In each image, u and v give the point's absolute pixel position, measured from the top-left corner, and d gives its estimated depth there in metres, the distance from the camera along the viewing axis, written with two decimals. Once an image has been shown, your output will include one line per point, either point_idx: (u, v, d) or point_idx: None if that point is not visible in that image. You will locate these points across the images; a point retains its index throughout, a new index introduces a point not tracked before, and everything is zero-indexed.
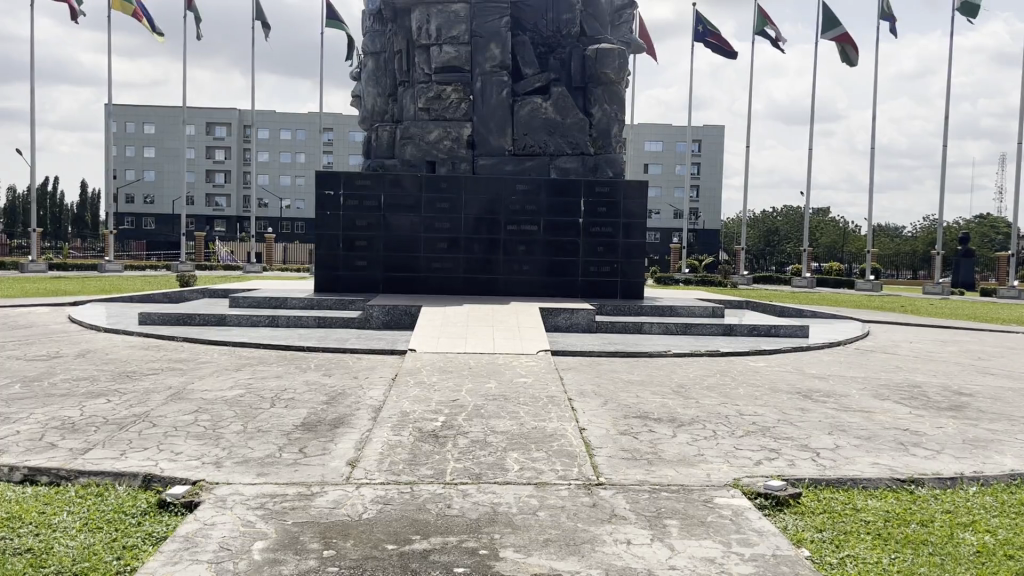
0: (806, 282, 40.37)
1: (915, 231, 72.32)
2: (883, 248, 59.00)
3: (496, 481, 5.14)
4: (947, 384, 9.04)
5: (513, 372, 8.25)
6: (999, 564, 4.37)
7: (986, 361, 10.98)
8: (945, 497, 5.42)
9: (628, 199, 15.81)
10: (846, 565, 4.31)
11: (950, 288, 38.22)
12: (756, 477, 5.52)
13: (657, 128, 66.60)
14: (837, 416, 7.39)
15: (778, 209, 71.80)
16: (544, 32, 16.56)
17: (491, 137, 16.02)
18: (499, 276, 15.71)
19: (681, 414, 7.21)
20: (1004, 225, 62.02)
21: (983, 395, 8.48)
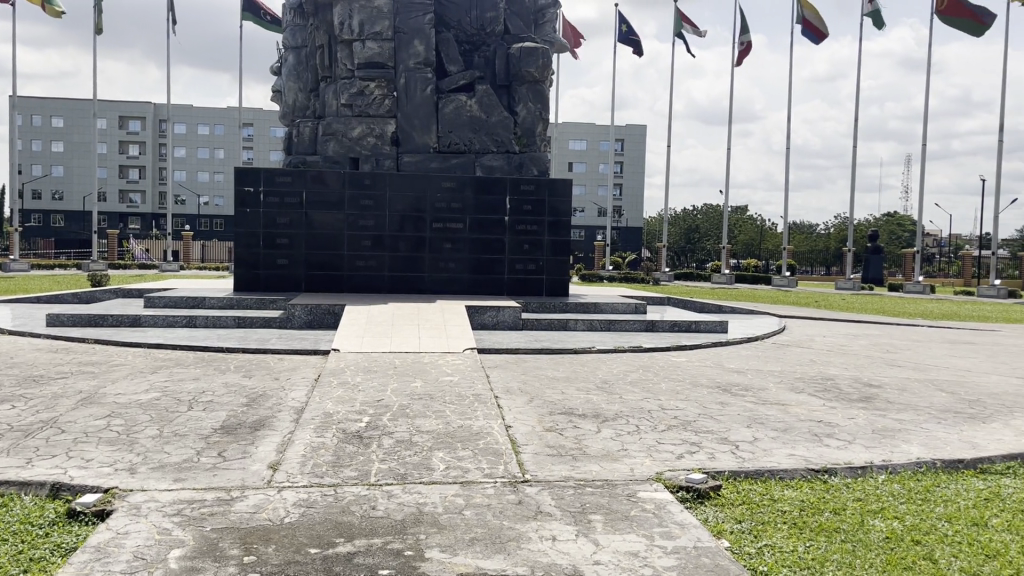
0: (726, 279, 41.33)
1: (827, 229, 75.03)
2: (797, 244, 60.92)
3: (422, 481, 5.11)
4: (858, 375, 9.42)
5: (439, 370, 8.23)
6: (908, 549, 4.57)
7: (893, 353, 11.47)
8: (856, 485, 5.65)
9: (554, 196, 15.93)
10: (764, 555, 4.43)
11: (859, 283, 39.72)
12: (678, 471, 5.63)
13: (580, 127, 67.37)
14: (756, 409, 7.60)
15: (698, 207, 73.43)
16: (468, 30, 16.51)
17: (415, 133, 15.92)
18: (424, 274, 15.62)
19: (605, 410, 7.30)
20: (909, 223, 65.01)
21: (891, 386, 8.86)
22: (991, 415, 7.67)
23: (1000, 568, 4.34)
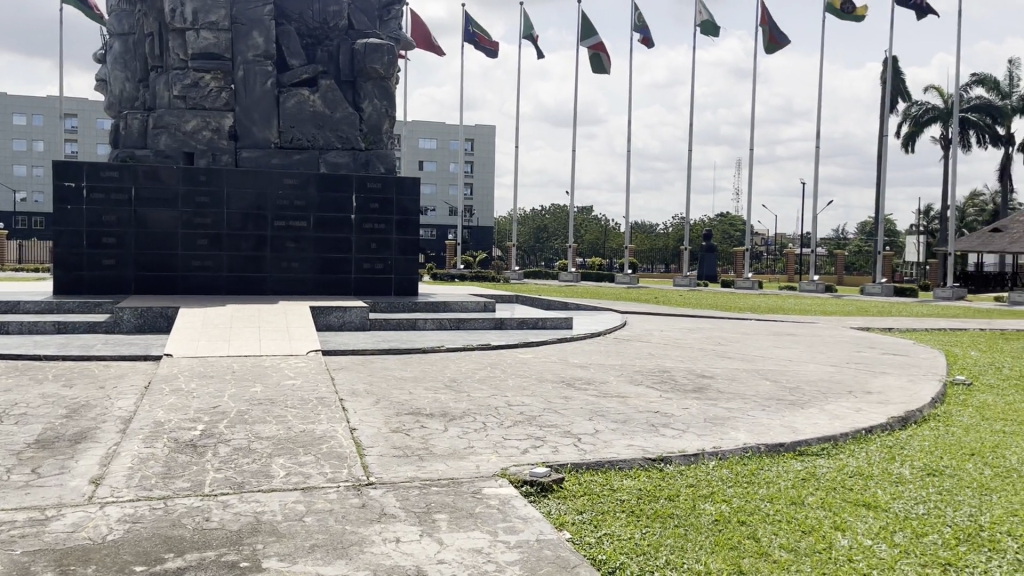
0: (572, 277, 42.48)
1: (667, 229, 78.74)
2: (639, 243, 63.47)
3: (261, 489, 4.93)
4: (692, 367, 9.93)
5: (281, 374, 7.97)
6: (735, 530, 4.85)
7: (724, 345, 12.18)
8: (689, 472, 5.94)
9: (401, 194, 15.81)
10: (603, 543, 4.58)
11: (696, 280, 41.85)
12: (522, 466, 5.72)
13: (429, 125, 67.28)
14: (598, 402, 7.84)
15: (546, 207, 75.09)
16: (310, 23, 16.09)
17: (255, 128, 15.37)
18: (266, 275, 15.10)
19: (452, 408, 7.31)
20: (740, 223, 69.25)
21: (721, 376, 9.40)
22: (809, 401, 8.29)
23: (814, 542, 4.70)
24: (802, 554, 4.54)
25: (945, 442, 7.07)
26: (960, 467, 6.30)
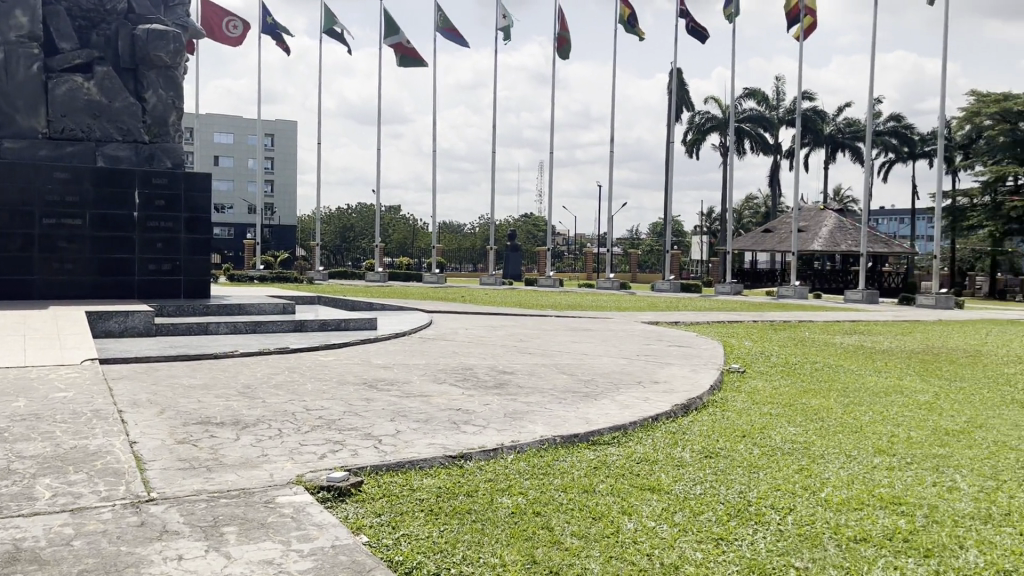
0: (379, 277, 42.08)
1: (473, 229, 79.93)
2: (446, 242, 63.98)
3: (22, 514, 4.47)
4: (493, 364, 10.14)
5: (50, 386, 7.28)
6: (529, 521, 5.00)
7: (525, 342, 12.55)
8: (488, 467, 6.05)
9: (191, 191, 14.94)
10: (400, 544, 4.55)
11: (501, 279, 42.76)
12: (319, 472, 5.57)
13: (226, 119, 64.21)
14: (399, 403, 7.79)
15: (351, 206, 73.88)
16: (83, 4, 14.82)
17: (18, 116, 13.94)
18: (35, 278, 13.73)
19: (246, 416, 7.00)
20: (543, 223, 71.67)
21: (521, 372, 9.67)
22: (602, 392, 8.69)
23: (603, 528, 4.94)
24: (591, 540, 4.75)
25: (721, 426, 7.67)
26: (733, 448, 6.86)
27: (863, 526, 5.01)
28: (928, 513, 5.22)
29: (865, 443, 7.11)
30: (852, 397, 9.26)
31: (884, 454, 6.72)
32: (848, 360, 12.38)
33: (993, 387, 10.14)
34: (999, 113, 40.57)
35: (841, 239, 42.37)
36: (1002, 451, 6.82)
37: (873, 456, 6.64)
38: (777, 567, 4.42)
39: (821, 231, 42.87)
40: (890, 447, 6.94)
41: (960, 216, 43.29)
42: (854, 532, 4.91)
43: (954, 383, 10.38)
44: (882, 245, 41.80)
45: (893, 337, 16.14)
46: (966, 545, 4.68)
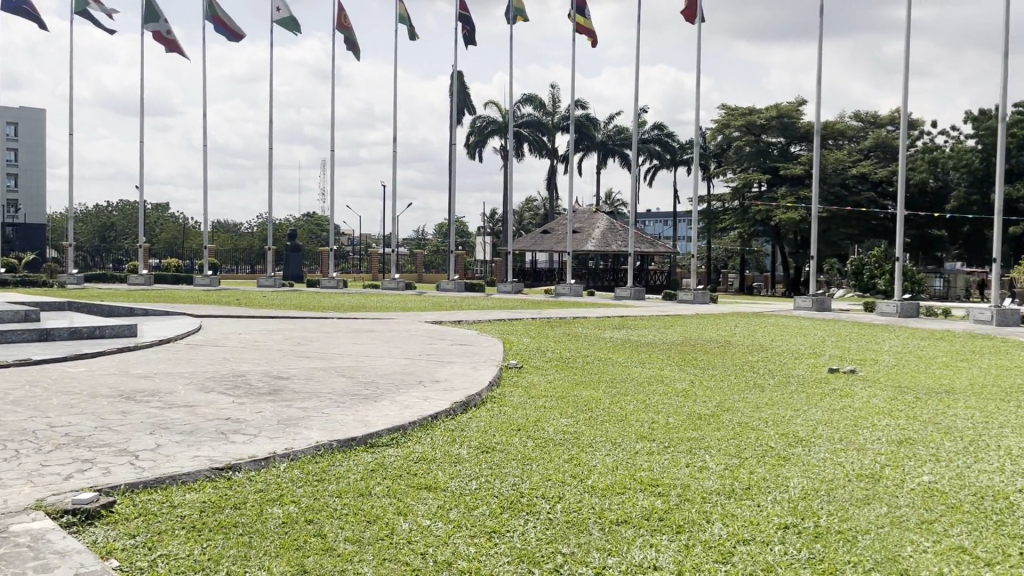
0: (144, 279, 39.15)
1: (251, 228, 76.60)
2: (222, 242, 60.78)
3: None
4: (267, 369, 9.73)
5: None
6: (300, 530, 4.83)
7: (302, 345, 12.18)
8: (258, 477, 5.77)
9: None
10: (157, 566, 4.23)
11: (281, 280, 41.28)
12: (64, 494, 5.05)
13: None
14: (161, 414, 7.26)
15: (112, 203, 68.18)
16: None
17: None
18: None
19: None
20: (326, 224, 70.16)
21: (297, 377, 9.35)
22: (382, 394, 8.61)
23: (377, 530, 4.88)
24: (365, 543, 4.68)
25: (498, 421, 7.86)
26: (509, 442, 7.05)
27: (624, 508, 5.32)
28: (681, 492, 5.64)
29: (629, 430, 7.57)
30: (620, 388, 9.85)
31: (645, 440, 7.19)
32: (617, 353, 13.15)
33: (740, 373, 11.21)
34: (745, 126, 44.96)
35: (612, 240, 45.01)
36: (744, 431, 7.53)
37: (635, 442, 7.09)
38: (545, 555, 4.58)
39: (594, 232, 45.29)
40: (651, 433, 7.44)
41: (714, 219, 47.49)
42: (616, 515, 5.19)
43: (707, 371, 11.35)
44: (648, 245, 44.86)
45: (656, 331, 17.36)
46: (711, 519, 5.11)
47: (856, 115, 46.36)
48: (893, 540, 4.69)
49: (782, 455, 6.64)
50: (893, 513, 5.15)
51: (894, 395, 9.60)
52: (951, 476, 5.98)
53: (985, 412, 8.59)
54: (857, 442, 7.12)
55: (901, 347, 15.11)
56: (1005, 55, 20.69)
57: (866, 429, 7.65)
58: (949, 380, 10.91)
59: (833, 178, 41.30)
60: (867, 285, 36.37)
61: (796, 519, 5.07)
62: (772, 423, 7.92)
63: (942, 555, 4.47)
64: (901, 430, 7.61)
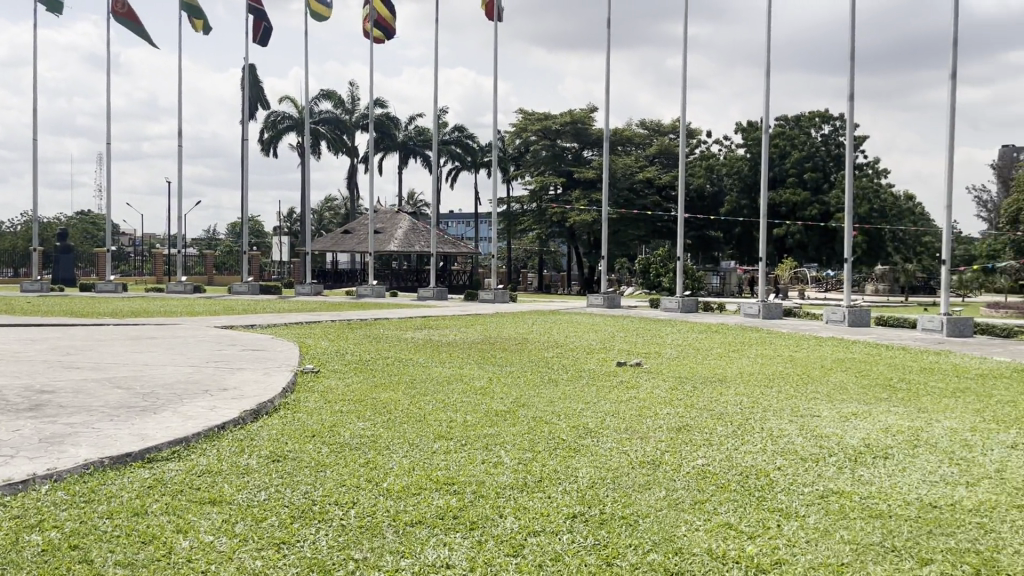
0: None
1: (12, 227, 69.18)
2: None
3: None
4: (29, 384, 8.78)
5: None
6: (64, 558, 4.39)
7: (72, 355, 11.13)
8: (14, 503, 5.18)
9: None
10: None
11: (49, 284, 37.59)
12: None
13: None
14: None
15: None
16: None
17: None
18: None
19: None
20: (102, 223, 64.86)
21: (64, 391, 8.52)
22: (162, 405, 8.03)
23: (153, 551, 4.54)
24: (139, 567, 4.33)
25: (289, 428, 7.57)
26: (302, 450, 6.81)
27: (419, 509, 5.29)
28: (476, 489, 5.70)
29: (426, 430, 7.56)
30: (418, 388, 9.83)
31: (442, 439, 7.20)
32: (417, 354, 13.13)
33: (536, 369, 11.55)
34: (541, 130, 46.53)
35: (414, 240, 45.00)
36: (538, 426, 7.75)
37: (432, 442, 7.09)
38: (336, 563, 4.45)
39: (396, 232, 45.04)
40: (447, 432, 7.47)
41: (513, 221, 48.75)
42: (411, 517, 5.15)
43: (505, 368, 11.60)
44: (450, 245, 45.26)
45: (457, 331, 17.50)
46: (503, 513, 5.19)
47: (643, 123, 49.34)
48: (670, 521, 4.99)
49: (573, 447, 6.89)
50: (670, 496, 5.49)
51: (674, 385, 10.28)
52: (721, 458, 6.48)
53: (751, 397, 9.41)
54: (641, 431, 7.54)
55: (681, 341, 16.24)
56: (767, 73, 22.79)
57: (649, 418, 8.14)
58: (722, 370, 11.85)
59: (622, 182, 43.67)
60: (653, 283, 38.78)
61: (584, 508, 5.27)
62: (564, 416, 8.21)
63: (712, 531, 4.82)
64: (680, 417, 8.15)
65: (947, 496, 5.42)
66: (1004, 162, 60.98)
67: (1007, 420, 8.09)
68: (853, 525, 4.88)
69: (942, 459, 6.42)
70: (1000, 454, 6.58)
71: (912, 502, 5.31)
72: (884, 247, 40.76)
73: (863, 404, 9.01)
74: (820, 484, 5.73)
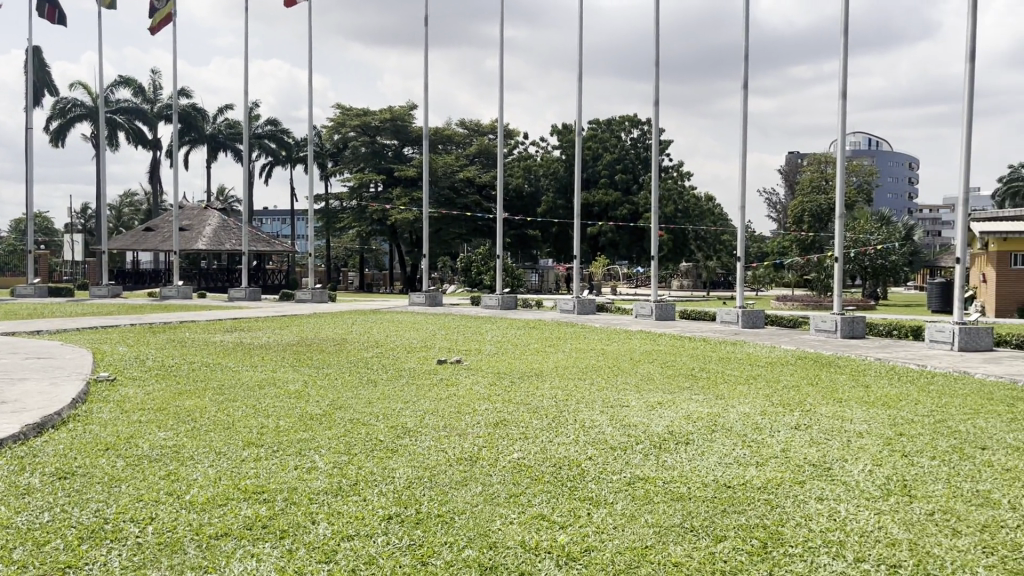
0: None
1: None
2: None
3: None
4: None
5: None
6: None
7: None
8: None
9: None
10: None
11: None
12: None
13: None
14: None
15: None
16: None
17: None
18: None
19: None
20: None
21: None
22: None
23: None
24: None
25: (80, 442, 6.95)
26: (93, 465, 6.27)
27: (224, 521, 5.00)
28: (288, 496, 5.47)
29: (234, 437, 7.18)
30: (227, 394, 9.33)
31: (252, 446, 6.87)
32: (227, 358, 12.48)
33: (353, 370, 11.31)
34: (360, 126, 45.77)
35: (225, 238, 42.88)
36: (355, 427, 7.58)
37: (241, 450, 6.74)
38: None
39: (204, 230, 42.70)
40: (258, 439, 7.14)
41: (332, 219, 47.64)
42: (215, 529, 4.86)
43: (321, 370, 11.27)
44: (264, 244, 43.56)
45: (270, 332, 16.80)
46: (316, 520, 5.01)
47: (462, 123, 49.76)
48: (485, 516, 5.02)
49: (390, 448, 6.79)
50: (487, 491, 5.53)
51: (493, 381, 10.41)
52: (536, 451, 6.61)
53: (566, 390, 9.71)
54: (458, 428, 7.55)
55: (500, 337, 16.49)
56: (580, 78, 23.62)
57: (467, 415, 8.18)
58: (539, 365, 12.14)
59: (443, 180, 43.71)
60: (475, 281, 39.18)
61: (400, 508, 5.20)
62: (381, 417, 8.08)
63: (525, 524, 4.89)
64: (497, 413, 8.26)
65: (740, 476, 5.82)
66: (789, 167, 66.85)
67: (791, 403, 8.83)
68: (658, 509, 5.12)
69: (736, 442, 6.89)
70: (786, 435, 7.16)
71: (709, 483, 5.66)
72: (688, 245, 43.46)
73: (668, 393, 9.54)
74: (628, 471, 5.98)
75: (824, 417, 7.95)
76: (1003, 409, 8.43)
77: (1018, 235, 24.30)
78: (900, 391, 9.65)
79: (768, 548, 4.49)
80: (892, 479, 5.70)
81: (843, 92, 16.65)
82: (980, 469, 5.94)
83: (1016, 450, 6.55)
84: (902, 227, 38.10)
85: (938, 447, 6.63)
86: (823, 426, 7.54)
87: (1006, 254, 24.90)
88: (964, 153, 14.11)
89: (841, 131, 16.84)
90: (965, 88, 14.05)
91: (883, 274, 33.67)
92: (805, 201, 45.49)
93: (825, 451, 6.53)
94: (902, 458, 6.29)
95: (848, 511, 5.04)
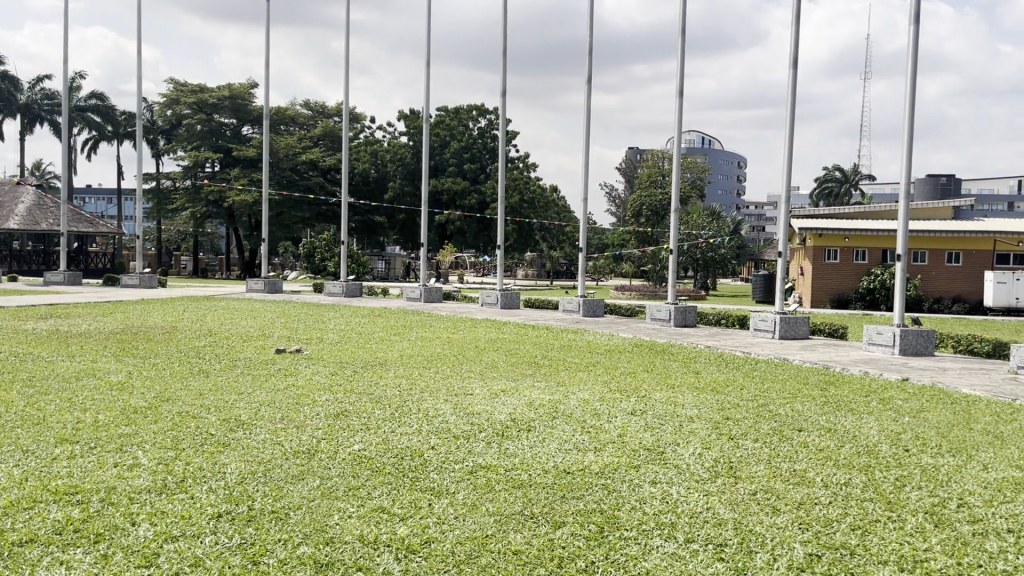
0: None
1: None
2: None
3: None
4: None
5: None
6: None
7: None
8: None
9: None
10: None
11: None
12: None
13: None
14: None
15: None
16: None
17: None
18: None
19: None
20: None
21: None
22: None
23: None
24: None
25: None
26: None
27: (29, 526, 4.55)
28: (104, 496, 5.06)
29: (46, 433, 6.60)
30: (37, 386, 8.61)
31: (65, 443, 6.32)
32: (39, 347, 11.48)
33: (183, 360, 10.72)
34: (195, 102, 43.38)
35: (40, 218, 39.53)
36: (183, 421, 7.15)
37: (53, 447, 6.19)
38: None
39: (16, 208, 39.09)
40: (72, 434, 6.58)
41: (163, 199, 44.96)
42: (18, 535, 4.41)
43: (148, 360, 10.62)
44: (85, 223, 40.52)
45: (88, 320, 15.63)
46: (136, 521, 4.66)
47: (306, 104, 48.35)
48: (321, 511, 4.85)
49: (221, 441, 6.45)
50: (324, 484, 5.35)
51: (334, 371, 10.14)
52: (377, 442, 6.48)
53: (409, 379, 9.61)
54: (296, 420, 7.30)
55: (344, 325, 16.11)
56: (428, 63, 23.32)
57: (306, 406, 7.92)
58: (383, 353, 11.97)
59: (284, 162, 42.17)
60: (319, 267, 38.16)
61: (230, 506, 4.93)
62: (213, 409, 7.68)
63: (364, 517, 4.77)
64: (338, 403, 8.04)
65: (579, 461, 5.95)
66: (628, 163, 69.12)
67: (627, 389, 9.19)
68: (498, 497, 5.14)
69: (575, 427, 7.07)
70: (622, 420, 7.42)
71: (549, 470, 5.75)
72: (533, 236, 44.24)
73: (511, 380, 9.70)
74: (471, 460, 5.98)
75: (658, 403, 8.30)
76: (818, 392, 9.13)
77: (831, 232, 26.38)
78: (727, 376, 10.27)
79: (604, 532, 4.59)
80: (719, 462, 6.01)
81: (679, 93, 17.36)
82: (796, 450, 6.37)
83: (828, 430, 7.10)
84: (730, 223, 40.31)
85: (760, 430, 7.06)
86: (657, 410, 7.89)
87: (821, 249, 26.91)
88: (786, 156, 15.10)
89: (677, 129, 17.58)
90: (788, 93, 15.02)
91: (714, 266, 35.56)
92: (644, 195, 47.47)
93: (657, 436, 6.79)
94: (729, 441, 6.63)
95: (680, 493, 5.26)
